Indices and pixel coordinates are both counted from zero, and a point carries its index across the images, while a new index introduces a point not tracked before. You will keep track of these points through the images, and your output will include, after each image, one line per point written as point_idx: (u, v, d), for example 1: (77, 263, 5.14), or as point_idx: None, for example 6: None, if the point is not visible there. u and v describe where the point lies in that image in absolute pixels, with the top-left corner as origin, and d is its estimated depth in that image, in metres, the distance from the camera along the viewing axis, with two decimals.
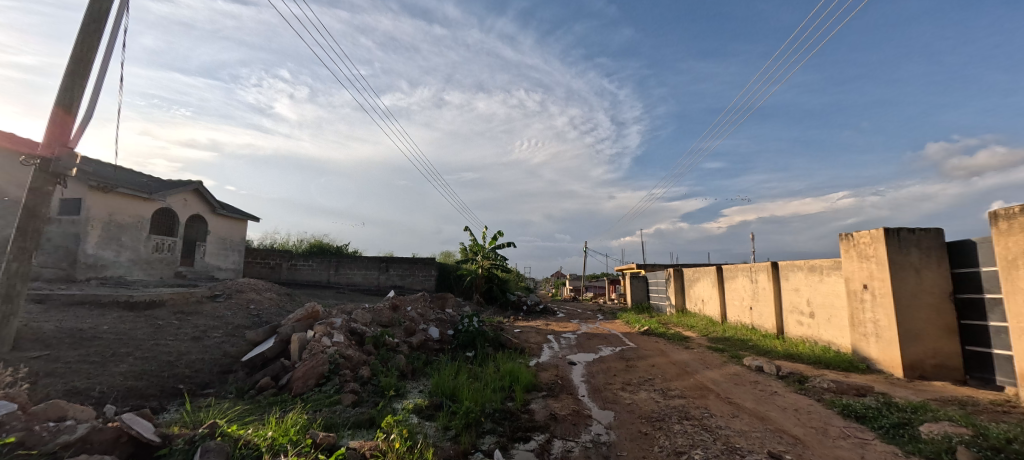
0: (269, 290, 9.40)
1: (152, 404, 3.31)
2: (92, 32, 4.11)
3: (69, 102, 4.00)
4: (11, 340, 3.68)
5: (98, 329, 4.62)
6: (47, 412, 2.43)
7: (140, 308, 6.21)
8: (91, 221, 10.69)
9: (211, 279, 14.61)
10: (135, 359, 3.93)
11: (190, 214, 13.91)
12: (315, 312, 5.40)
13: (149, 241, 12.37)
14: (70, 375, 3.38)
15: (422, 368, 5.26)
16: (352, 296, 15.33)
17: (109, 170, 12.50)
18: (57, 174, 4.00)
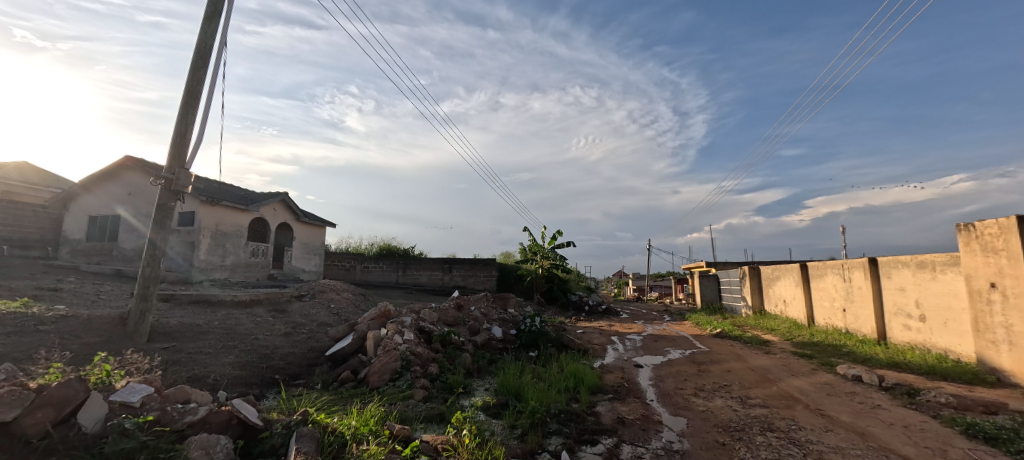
0: (347, 291, 10.21)
1: (255, 392, 3.72)
2: (200, 67, 4.74)
3: (184, 129, 4.64)
4: (147, 332, 4.35)
5: (211, 324, 5.32)
6: (176, 395, 2.84)
7: (243, 306, 7.05)
8: (203, 230, 12.32)
9: (297, 280, 16.21)
10: (239, 352, 4.45)
11: (278, 221, 15.57)
12: (386, 311, 5.75)
13: (247, 247, 14.03)
14: (190, 363, 3.91)
15: (487, 367, 5.36)
16: (419, 296, 16.11)
17: (215, 186, 14.40)
18: (178, 192, 4.65)
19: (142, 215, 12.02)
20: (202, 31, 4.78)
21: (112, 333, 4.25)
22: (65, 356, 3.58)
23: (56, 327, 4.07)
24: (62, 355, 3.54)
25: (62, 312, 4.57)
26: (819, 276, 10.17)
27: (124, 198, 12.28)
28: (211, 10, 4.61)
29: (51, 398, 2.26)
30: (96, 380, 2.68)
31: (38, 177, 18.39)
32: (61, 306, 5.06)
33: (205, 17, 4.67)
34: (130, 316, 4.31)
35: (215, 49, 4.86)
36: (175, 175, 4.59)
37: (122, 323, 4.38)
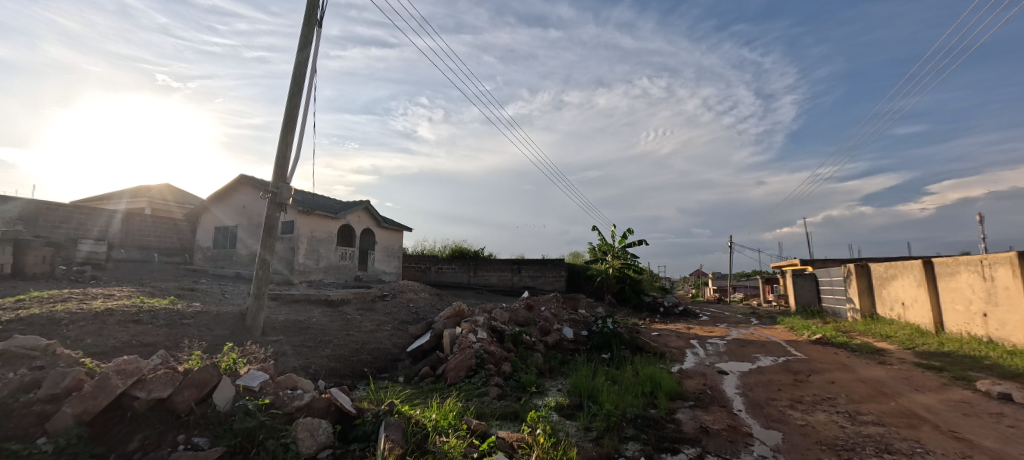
0: (424, 291, 10.85)
1: (348, 383, 4.10)
2: (296, 93, 5.33)
3: (285, 149, 5.26)
4: (261, 326, 5.00)
5: (311, 321, 5.99)
6: (286, 382, 3.20)
7: (336, 305, 7.86)
8: (301, 237, 13.98)
9: (380, 281, 17.65)
10: (334, 346, 4.93)
11: (363, 227, 17.07)
12: (461, 311, 6.01)
13: (338, 251, 15.56)
14: (295, 354, 4.42)
15: (559, 368, 5.36)
16: (490, 296, 16.57)
17: (310, 198, 16.22)
18: (282, 204, 5.26)
19: (257, 227, 13.81)
20: (297, 60, 5.37)
21: (235, 326, 4.97)
22: (203, 345, 4.27)
23: (194, 321, 4.86)
24: (200, 344, 4.23)
25: (200, 308, 5.46)
26: (950, 274, 8.58)
27: (241, 212, 14.24)
28: (303, 40, 5.14)
29: (193, 380, 2.66)
30: (226, 366, 3.10)
31: (181, 196, 22.30)
32: (199, 303, 6.07)
33: (299, 47, 5.23)
34: (248, 313, 4.97)
35: (307, 75, 5.43)
36: (278, 189, 5.20)
37: (243, 318, 5.10)
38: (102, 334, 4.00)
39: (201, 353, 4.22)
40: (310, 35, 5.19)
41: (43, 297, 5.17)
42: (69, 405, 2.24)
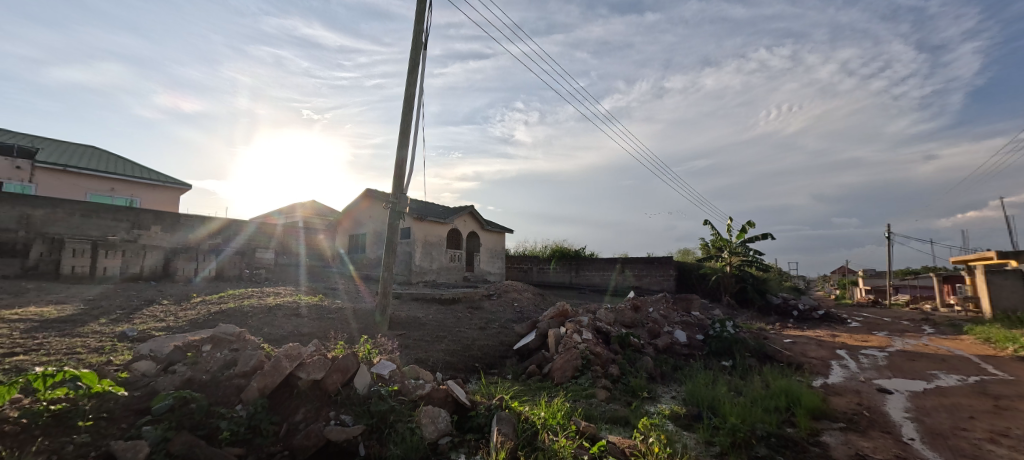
0: (527, 291, 11.17)
1: (462, 376, 4.38)
2: (407, 111, 5.91)
3: (401, 162, 5.89)
4: (387, 321, 5.65)
5: (428, 317, 6.59)
6: (410, 372, 3.53)
7: (449, 303, 8.55)
8: (416, 242, 15.64)
9: (486, 281, 18.71)
10: (448, 341, 5.34)
11: (469, 230, 18.31)
12: (564, 310, 6.02)
13: (448, 254, 16.96)
14: (416, 347, 4.88)
15: (672, 374, 5.01)
16: (590, 296, 16.25)
17: (422, 205, 17.98)
18: (401, 213, 5.87)
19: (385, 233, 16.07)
20: (407, 82, 5.95)
21: (368, 320, 5.72)
22: (345, 336, 4.99)
23: (337, 315, 5.71)
24: (343, 336, 4.95)
25: (341, 305, 6.40)
26: None
27: (374, 221, 16.77)
28: (413, 62, 5.68)
29: (340, 365, 3.10)
30: (364, 355, 3.56)
31: (324, 211, 26.70)
32: (341, 300, 7.14)
33: (409, 70, 5.80)
34: (378, 309, 5.66)
35: (416, 94, 5.99)
36: (397, 199, 5.84)
37: (374, 314, 5.82)
38: (274, 324, 4.94)
39: (344, 342, 4.95)
40: (418, 57, 5.72)
41: (237, 294, 6.63)
42: (256, 380, 2.79)
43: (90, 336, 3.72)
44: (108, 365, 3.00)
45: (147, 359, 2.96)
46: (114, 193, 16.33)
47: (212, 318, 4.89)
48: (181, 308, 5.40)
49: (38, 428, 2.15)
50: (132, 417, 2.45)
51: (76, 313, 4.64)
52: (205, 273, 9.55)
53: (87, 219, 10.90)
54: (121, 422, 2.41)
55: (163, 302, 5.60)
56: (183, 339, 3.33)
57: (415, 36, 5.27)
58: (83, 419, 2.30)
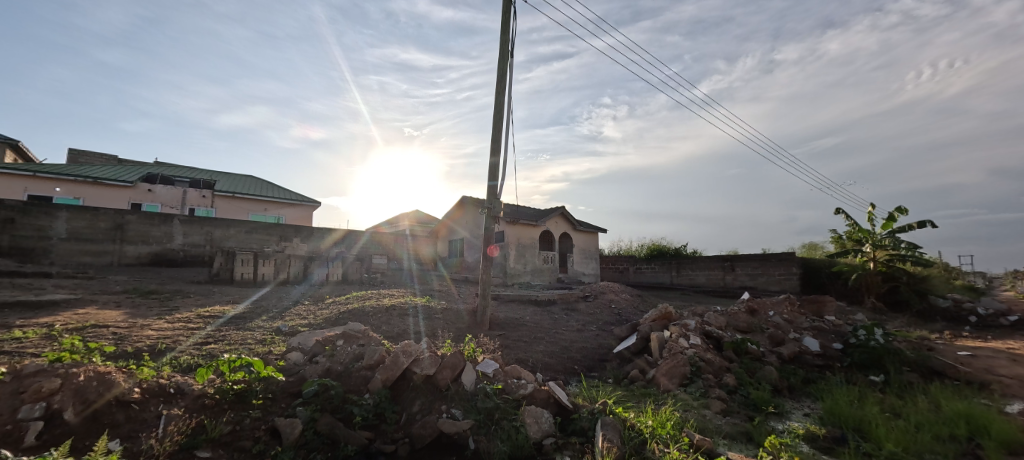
0: (625, 292, 10.81)
1: (561, 378, 4.37)
2: (498, 118, 6.13)
3: (494, 169, 6.14)
4: (488, 321, 5.91)
5: (525, 318, 6.76)
6: (512, 372, 3.62)
7: (545, 305, 8.67)
8: (510, 244, 16.20)
9: (580, 282, 18.57)
10: (546, 342, 5.39)
11: (561, 231, 18.41)
12: (667, 313, 5.74)
13: (542, 255, 17.37)
14: (516, 347, 5.00)
15: (802, 388, 4.38)
16: (692, 297, 15.12)
17: (514, 209, 18.60)
18: (495, 217, 6.10)
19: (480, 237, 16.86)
20: (496, 91, 6.19)
21: (471, 320, 6.04)
22: (451, 335, 5.35)
23: (443, 315, 6.14)
24: (450, 334, 5.31)
25: (444, 306, 6.88)
26: None
27: (469, 227, 17.81)
28: (501, 72, 5.89)
29: (448, 362, 3.32)
30: (469, 353, 3.75)
31: (423, 220, 29.23)
32: (445, 302, 7.70)
33: (497, 79, 6.02)
34: (478, 309, 5.95)
35: (505, 102, 6.19)
36: (492, 205, 6.09)
37: (475, 314, 6.15)
38: (391, 322, 5.51)
39: (451, 340, 5.31)
40: (505, 67, 5.90)
41: (360, 295, 7.58)
42: (380, 372, 3.13)
43: (258, 329, 4.56)
44: (271, 354, 3.62)
45: (298, 350, 3.51)
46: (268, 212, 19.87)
47: (343, 316, 5.65)
48: (319, 307, 6.35)
49: (226, 403, 2.69)
50: (289, 399, 2.92)
51: (248, 310, 5.74)
52: (335, 277, 11.06)
53: (249, 234, 13.37)
54: (282, 402, 2.88)
55: (305, 302, 6.64)
56: (322, 334, 3.87)
57: (502, 46, 5.46)
58: (255, 398, 2.81)
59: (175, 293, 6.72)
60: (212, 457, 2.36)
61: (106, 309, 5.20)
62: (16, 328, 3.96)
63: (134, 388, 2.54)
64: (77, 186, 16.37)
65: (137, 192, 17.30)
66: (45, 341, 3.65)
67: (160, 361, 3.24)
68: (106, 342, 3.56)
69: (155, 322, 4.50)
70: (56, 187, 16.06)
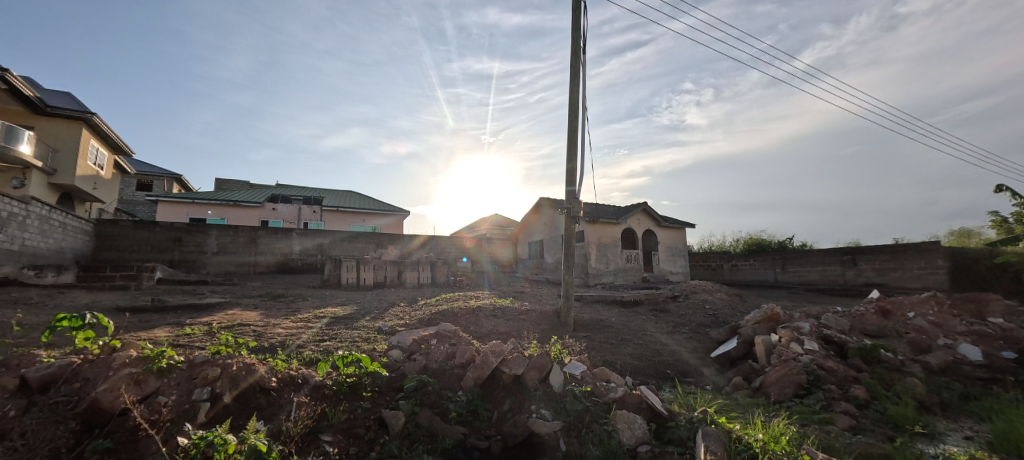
0: (720, 291, 10.02)
1: (653, 382, 4.17)
2: (573, 117, 6.08)
3: (572, 168, 6.11)
4: (572, 323, 5.89)
5: (610, 320, 6.63)
6: (601, 374, 3.54)
7: (630, 306, 8.39)
8: (590, 244, 16.09)
9: (667, 281, 17.68)
10: (634, 345, 5.22)
11: (645, 228, 17.82)
12: (774, 314, 5.33)
13: (624, 254, 16.98)
14: (602, 350, 4.89)
15: (958, 405, 3.62)
16: (801, 296, 13.44)
17: (592, 207, 18.31)
18: (575, 217, 6.04)
19: (558, 238, 16.94)
20: (570, 89, 6.13)
21: (554, 321, 6.06)
22: (537, 335, 5.43)
23: (527, 316, 6.24)
24: (536, 335, 5.40)
25: (527, 307, 7.01)
26: None
27: (546, 228, 17.99)
28: (574, 70, 5.84)
29: (535, 362, 3.35)
30: (556, 354, 3.75)
31: (499, 224, 30.14)
32: (528, 303, 7.84)
33: (571, 77, 5.97)
34: (562, 311, 5.96)
35: (580, 100, 6.11)
36: (571, 204, 6.04)
37: (559, 315, 6.16)
38: (479, 323, 5.75)
39: (537, 341, 5.38)
40: (578, 64, 5.84)
41: (448, 297, 8.05)
42: (471, 371, 3.27)
43: (363, 329, 5.06)
44: (376, 351, 3.99)
45: (398, 349, 3.82)
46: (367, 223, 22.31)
47: (435, 316, 6.04)
48: (413, 308, 6.89)
49: (342, 393, 3.02)
50: (392, 393, 3.18)
51: (354, 311, 6.41)
52: (425, 280, 11.89)
53: (351, 243, 15.11)
54: (387, 395, 3.15)
55: (401, 304, 7.24)
56: (418, 334, 4.17)
57: (574, 43, 5.41)
58: (365, 390, 3.11)
59: (296, 297, 7.76)
60: (333, 440, 2.67)
61: (247, 310, 6.19)
62: (187, 326, 4.89)
63: (272, 377, 2.97)
64: (221, 208, 19.74)
65: (265, 211, 20.43)
66: (207, 336, 4.46)
67: (290, 355, 3.76)
68: (250, 339, 4.24)
69: (283, 322, 5.24)
70: (206, 210, 19.52)
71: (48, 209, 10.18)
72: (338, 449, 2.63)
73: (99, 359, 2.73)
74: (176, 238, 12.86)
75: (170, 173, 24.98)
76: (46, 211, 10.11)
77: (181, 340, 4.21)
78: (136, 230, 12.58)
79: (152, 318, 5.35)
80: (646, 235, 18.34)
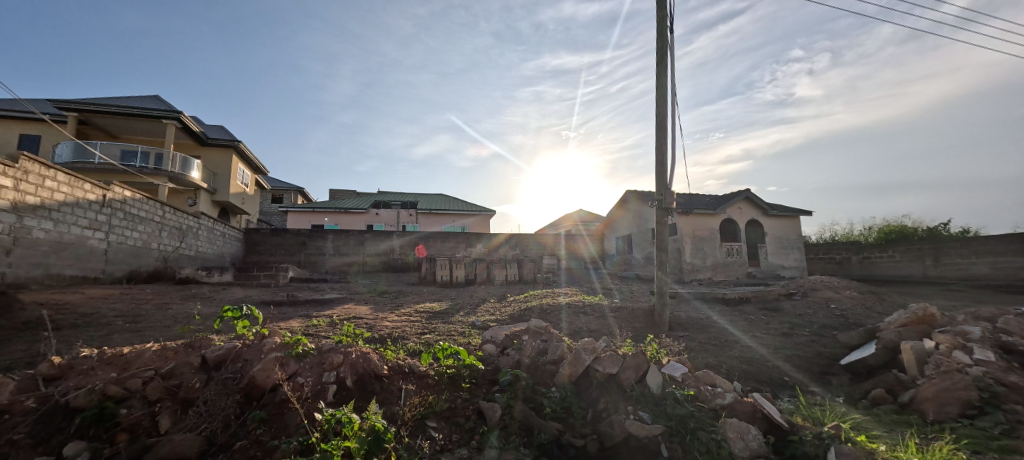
0: (850, 288, 8.71)
1: (768, 390, 3.77)
2: (662, 103, 5.74)
3: (662, 157, 5.78)
4: (668, 321, 5.60)
5: (711, 319, 6.20)
6: (705, 378, 3.32)
7: (734, 305, 7.71)
8: (684, 237, 15.12)
9: (778, 277, 16.25)
10: (740, 348, 4.82)
11: (747, 218, 16.35)
12: (928, 316, 4.47)
13: (723, 248, 15.64)
14: (704, 351, 4.57)
15: None
16: (962, 294, 11.05)
17: (685, 197, 17.11)
18: (668, 209, 5.70)
19: (647, 231, 16.25)
20: (657, 73, 5.80)
21: (648, 319, 5.82)
22: (630, 334, 5.27)
23: (618, 313, 6.09)
24: (629, 334, 5.24)
25: (618, 304, 6.83)
26: None
27: (634, 221, 17.37)
28: (661, 52, 5.51)
29: (630, 362, 3.25)
30: (652, 354, 3.59)
31: (582, 219, 29.77)
32: (618, 300, 7.64)
33: (657, 60, 5.64)
34: (656, 309, 5.70)
35: (668, 83, 5.74)
36: (663, 195, 5.71)
37: (652, 313, 5.90)
38: (569, 320, 5.78)
39: (631, 340, 5.23)
40: (665, 46, 5.51)
41: (535, 294, 8.20)
42: (564, 368, 3.28)
43: (459, 323, 5.39)
44: (472, 346, 4.24)
45: (491, 343, 4.00)
46: (458, 223, 24.19)
47: (525, 312, 6.21)
48: (503, 304, 7.16)
49: (443, 383, 3.25)
50: (488, 385, 3.33)
51: (450, 306, 6.88)
52: (513, 277, 12.24)
53: (442, 243, 16.22)
54: (484, 387, 3.30)
55: (492, 300, 7.57)
56: (510, 330, 4.32)
57: (660, 23, 5.11)
58: (464, 381, 3.31)
59: (400, 293, 8.55)
60: (438, 427, 2.88)
61: (360, 304, 6.99)
62: (313, 318, 5.69)
63: (384, 365, 3.30)
64: (337, 215, 22.65)
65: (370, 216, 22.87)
66: (329, 327, 5.14)
67: (397, 346, 4.17)
68: (365, 330, 4.80)
69: (389, 315, 5.82)
70: (325, 217, 22.50)
71: (212, 222, 12.61)
72: (443, 435, 2.82)
73: (254, 343, 3.28)
74: (302, 241, 14.88)
75: (292, 187, 29.27)
76: (211, 223, 12.54)
77: (310, 330, 4.93)
78: (272, 236, 14.97)
79: (289, 310, 6.34)
80: (750, 226, 16.84)
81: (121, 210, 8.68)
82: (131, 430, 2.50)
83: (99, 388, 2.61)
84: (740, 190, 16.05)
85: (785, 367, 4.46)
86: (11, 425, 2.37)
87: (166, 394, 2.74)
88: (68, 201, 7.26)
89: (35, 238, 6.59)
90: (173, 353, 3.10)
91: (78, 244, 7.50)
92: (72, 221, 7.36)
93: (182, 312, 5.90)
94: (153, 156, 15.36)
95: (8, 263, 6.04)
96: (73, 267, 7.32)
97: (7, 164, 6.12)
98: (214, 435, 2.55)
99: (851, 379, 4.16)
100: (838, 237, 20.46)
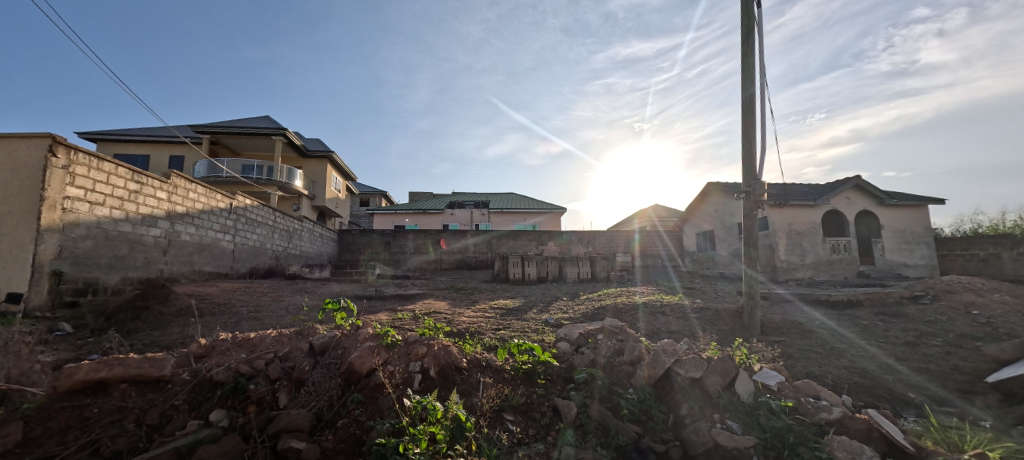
0: (1000, 291, 7.22)
1: (887, 407, 3.30)
2: (751, 84, 5.21)
3: (751, 144, 5.27)
4: (759, 325, 5.14)
5: (813, 324, 5.56)
6: (806, 388, 3.04)
7: (842, 309, 6.80)
8: (778, 233, 13.64)
9: (898, 276, 14.08)
10: (851, 358, 4.26)
11: (857, 209, 14.28)
12: None
13: (827, 244, 13.87)
14: (805, 360, 4.11)
15: None
16: None
17: (778, 187, 15.40)
18: (758, 201, 5.19)
19: (734, 226, 14.99)
20: (744, 52, 5.29)
21: (736, 322, 5.39)
22: (715, 337, 4.92)
23: (701, 313, 5.72)
24: (714, 337, 4.90)
25: (701, 304, 6.42)
26: None
27: (717, 216, 16.11)
28: (748, 28, 5.02)
29: (717, 368, 3.07)
30: (740, 359, 3.36)
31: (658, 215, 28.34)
32: (700, 300, 7.17)
33: (742, 39, 5.15)
34: (744, 311, 5.26)
35: (757, 62, 5.21)
36: (751, 186, 5.22)
37: (740, 316, 5.47)
38: (646, 320, 5.57)
39: (717, 343, 4.90)
40: (752, 23, 5.01)
41: (610, 292, 8.01)
42: (642, 370, 3.19)
43: (532, 320, 5.48)
44: (545, 343, 4.32)
45: (565, 341, 4.04)
46: (529, 220, 24.59)
47: (598, 311, 6.12)
48: (577, 302, 7.11)
49: (519, 379, 3.33)
50: (563, 383, 3.36)
51: (524, 303, 7.02)
52: (585, 275, 12.09)
53: (512, 241, 16.60)
54: (558, 385, 3.34)
55: (564, 298, 7.58)
56: (584, 329, 4.33)
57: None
58: (539, 377, 3.37)
59: (475, 290, 8.93)
60: (515, 420, 2.97)
61: (439, 300, 7.42)
62: (398, 312, 6.17)
63: (462, 358, 3.45)
64: (416, 215, 24.21)
65: (445, 215, 24.09)
66: (412, 320, 5.55)
67: (474, 340, 4.38)
68: (444, 324, 5.14)
69: (466, 311, 6.11)
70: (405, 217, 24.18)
71: (312, 224, 14.24)
72: (520, 429, 2.90)
73: (350, 333, 3.65)
74: (386, 241, 16.16)
75: (376, 190, 31.92)
76: (311, 225, 14.15)
77: (396, 323, 5.38)
78: (360, 236, 16.53)
79: (379, 304, 6.96)
80: (861, 218, 14.71)
81: (242, 215, 10.16)
82: (258, 403, 2.92)
83: (232, 366, 3.10)
84: (847, 176, 14.05)
85: (909, 381, 3.87)
86: (172, 393, 2.92)
87: (284, 373, 3.16)
88: (204, 209, 8.69)
89: (183, 240, 8.01)
90: (287, 340, 3.55)
91: (213, 244, 8.95)
92: (208, 226, 8.80)
93: (292, 305, 6.76)
94: (266, 169, 17.69)
95: (165, 260, 7.43)
96: (210, 264, 8.78)
97: (163, 180, 7.50)
98: (321, 413, 2.88)
99: (1002, 401, 3.47)
100: (982, 230, 16.95)
